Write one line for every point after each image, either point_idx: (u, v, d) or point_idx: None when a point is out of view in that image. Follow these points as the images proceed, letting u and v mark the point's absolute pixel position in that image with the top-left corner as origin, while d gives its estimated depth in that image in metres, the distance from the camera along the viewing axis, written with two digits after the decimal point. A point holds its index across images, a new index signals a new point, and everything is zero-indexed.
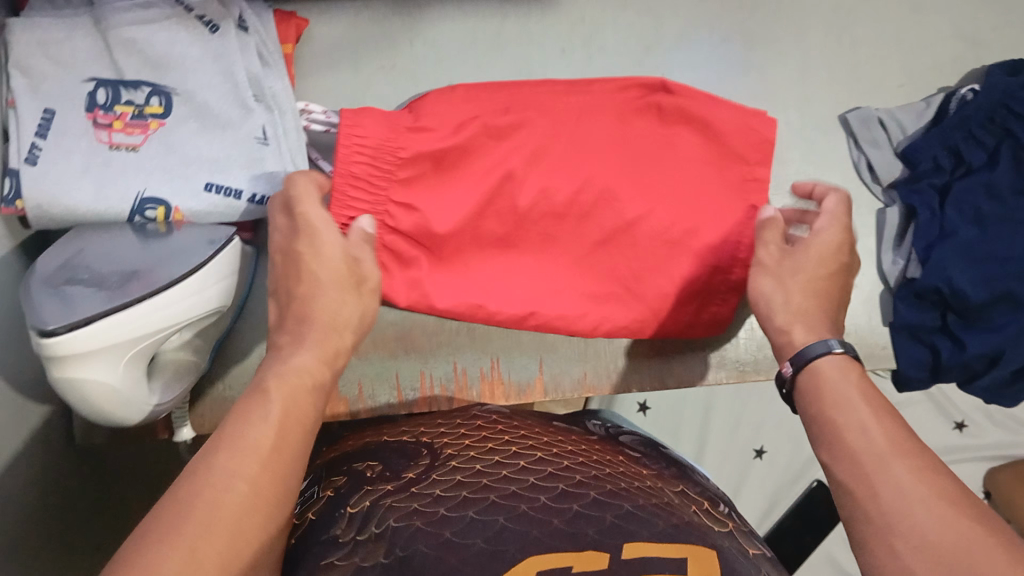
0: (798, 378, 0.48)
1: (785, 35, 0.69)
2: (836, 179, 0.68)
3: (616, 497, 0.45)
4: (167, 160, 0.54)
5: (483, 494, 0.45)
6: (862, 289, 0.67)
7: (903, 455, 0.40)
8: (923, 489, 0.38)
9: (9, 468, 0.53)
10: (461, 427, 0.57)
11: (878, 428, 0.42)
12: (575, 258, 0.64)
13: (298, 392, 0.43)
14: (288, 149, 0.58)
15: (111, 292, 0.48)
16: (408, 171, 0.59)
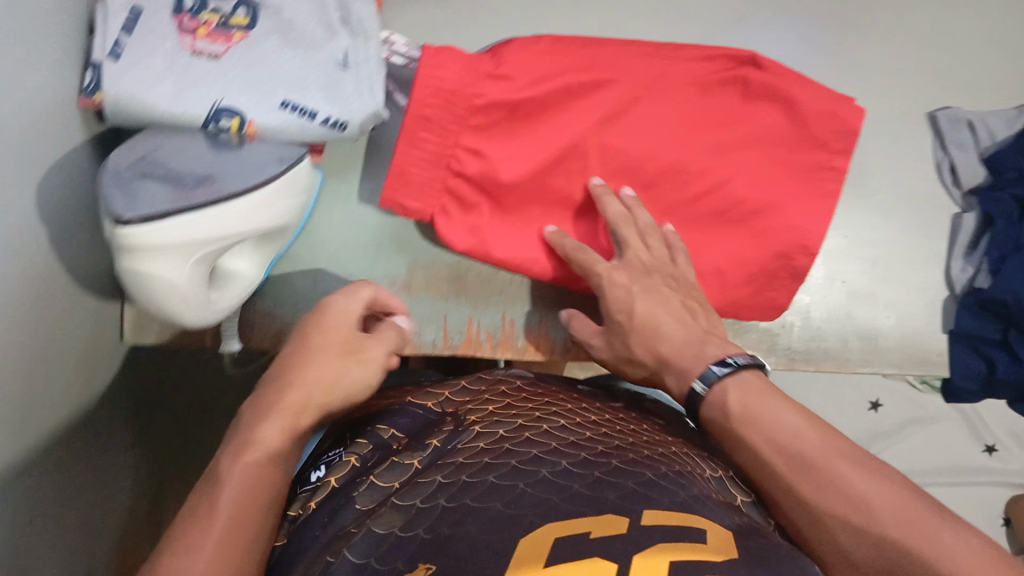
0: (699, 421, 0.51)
1: (882, 21, 0.67)
2: (915, 176, 0.66)
3: (640, 466, 0.44)
4: (248, 71, 0.55)
5: (504, 459, 0.44)
6: (926, 292, 0.66)
7: (806, 482, 0.44)
8: (846, 506, 0.42)
9: (62, 350, 0.54)
10: (485, 393, 0.56)
11: (771, 453, 0.46)
12: None
13: (272, 460, 0.43)
14: (367, 77, 0.59)
15: (181, 193, 0.52)
16: (481, 118, 0.59)
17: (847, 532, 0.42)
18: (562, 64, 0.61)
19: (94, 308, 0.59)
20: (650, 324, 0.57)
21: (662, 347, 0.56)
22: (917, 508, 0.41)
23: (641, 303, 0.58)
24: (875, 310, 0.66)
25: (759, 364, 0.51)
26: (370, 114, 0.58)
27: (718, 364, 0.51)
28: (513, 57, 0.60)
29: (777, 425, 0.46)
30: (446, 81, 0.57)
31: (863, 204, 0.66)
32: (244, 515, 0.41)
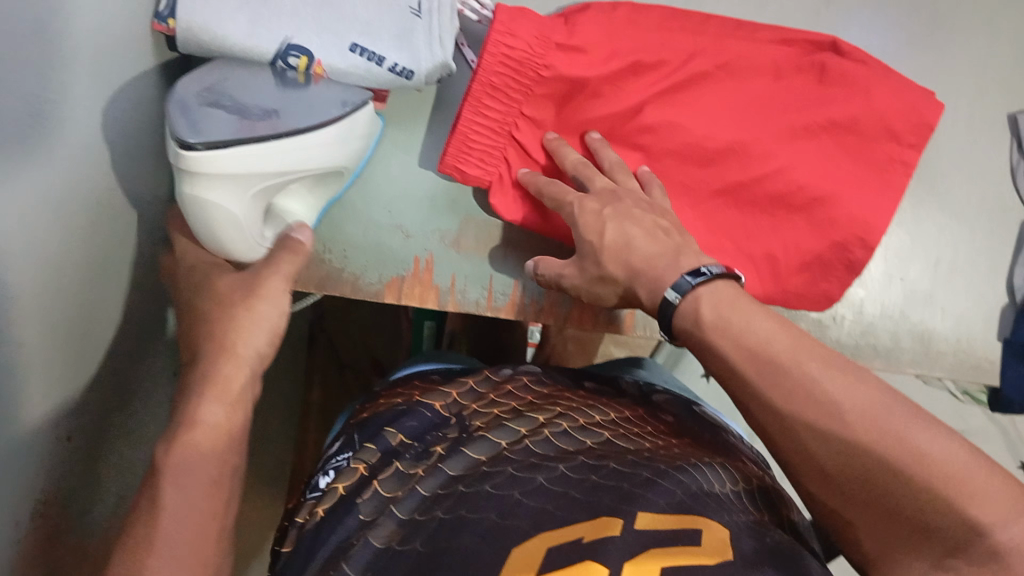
0: (671, 330, 0.50)
1: (970, 17, 0.65)
2: (986, 179, 0.65)
3: (635, 467, 0.45)
4: (321, 11, 0.55)
5: (501, 467, 0.45)
6: (985, 300, 0.64)
7: (774, 386, 0.43)
8: (815, 410, 0.41)
9: (117, 272, 0.53)
10: (493, 391, 0.57)
11: (738, 359, 0.45)
12: (692, 204, 0.61)
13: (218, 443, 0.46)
14: (438, 28, 0.57)
15: (245, 122, 0.51)
16: (544, 89, 0.58)
17: (817, 443, 0.41)
18: (640, 31, 0.60)
19: (147, 236, 0.58)
20: (622, 237, 0.54)
21: (631, 261, 0.53)
22: (883, 406, 0.40)
23: (613, 225, 0.54)
24: (932, 313, 0.64)
25: (732, 274, 0.49)
26: (438, 65, 0.57)
27: (687, 276, 0.49)
28: (589, 25, 0.58)
29: (743, 327, 0.45)
30: (517, 49, 0.56)
31: (930, 200, 0.64)
32: (202, 498, 0.44)
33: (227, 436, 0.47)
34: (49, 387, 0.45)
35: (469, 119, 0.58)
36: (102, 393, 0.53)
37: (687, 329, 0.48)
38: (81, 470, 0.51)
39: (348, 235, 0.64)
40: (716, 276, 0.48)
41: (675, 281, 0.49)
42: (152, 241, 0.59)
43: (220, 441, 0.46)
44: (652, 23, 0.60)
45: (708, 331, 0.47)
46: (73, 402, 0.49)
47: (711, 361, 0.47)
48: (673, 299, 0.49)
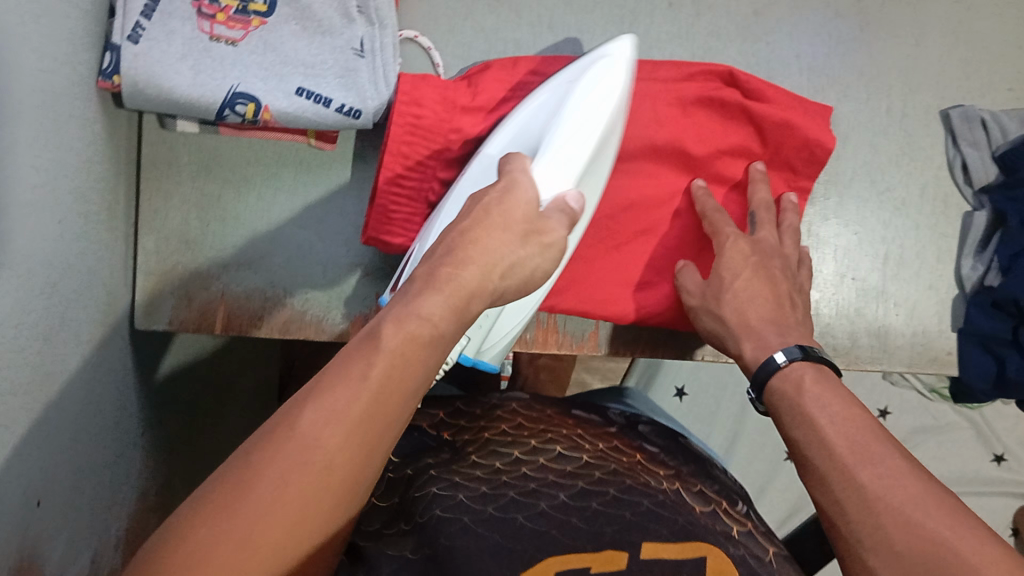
0: (764, 391, 0.52)
1: (904, 18, 0.67)
2: (928, 176, 0.66)
3: (634, 495, 0.46)
4: (265, 57, 0.57)
5: (503, 491, 0.46)
6: (937, 291, 0.66)
7: (864, 463, 0.42)
8: (899, 492, 0.39)
9: (77, 332, 0.53)
10: (483, 416, 0.58)
11: (835, 438, 0.44)
12: (617, 235, 0.63)
13: (412, 343, 0.38)
14: (382, 66, 0.59)
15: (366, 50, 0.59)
16: (453, 152, 0.60)
17: (887, 513, 0.39)
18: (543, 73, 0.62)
19: (108, 295, 0.58)
20: (747, 294, 0.57)
21: (748, 315, 0.56)
22: (962, 507, 0.38)
23: (748, 278, 0.58)
24: (887, 309, 0.66)
25: (837, 366, 0.51)
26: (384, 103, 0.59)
27: (799, 347, 0.51)
28: (491, 82, 0.60)
29: (847, 413, 0.45)
30: (424, 119, 0.58)
31: (875, 201, 0.66)
32: (384, 434, 0.36)
33: (439, 335, 0.40)
34: (15, 453, 0.44)
35: (386, 193, 0.59)
36: (72, 454, 0.53)
37: (776, 401, 0.50)
38: (54, 534, 0.50)
39: (315, 276, 0.64)
40: (821, 355, 0.51)
41: (775, 351, 0.52)
42: (114, 300, 0.59)
43: (412, 348, 0.38)
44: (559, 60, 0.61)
45: (808, 408, 0.47)
46: (42, 465, 0.48)
47: (795, 432, 0.47)
48: (778, 357, 0.51)
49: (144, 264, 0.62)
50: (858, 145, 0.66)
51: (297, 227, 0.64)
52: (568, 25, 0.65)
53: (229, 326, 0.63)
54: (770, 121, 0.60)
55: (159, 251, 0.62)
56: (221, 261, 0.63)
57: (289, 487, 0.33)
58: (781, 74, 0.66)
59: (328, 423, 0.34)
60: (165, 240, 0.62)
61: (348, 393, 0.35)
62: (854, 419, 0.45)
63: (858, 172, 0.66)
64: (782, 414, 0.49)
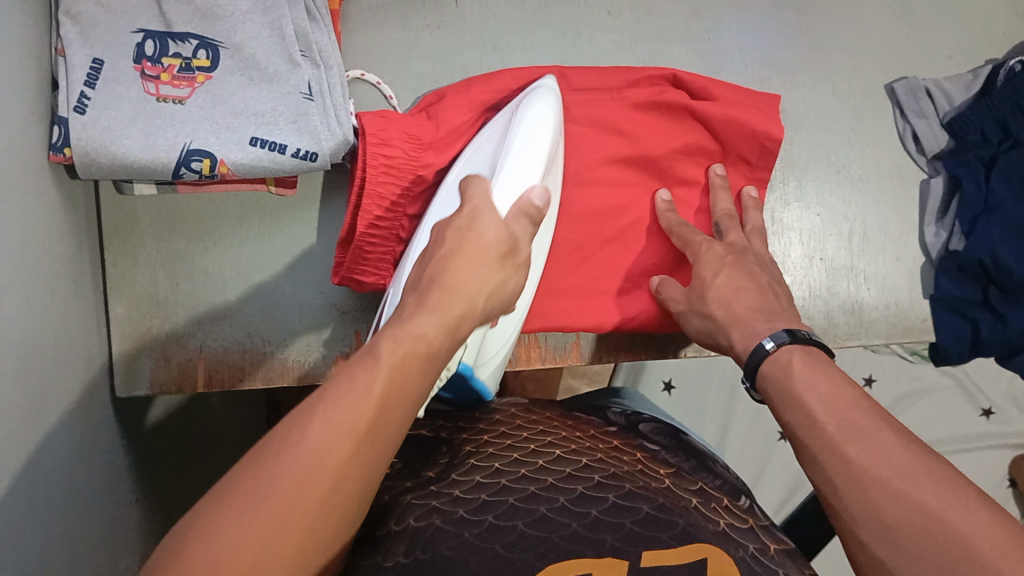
0: (756, 379, 0.51)
1: (838, 0, 0.68)
2: (882, 151, 0.67)
3: (634, 499, 0.45)
4: (215, 110, 0.57)
5: (501, 497, 0.45)
6: (905, 262, 0.66)
7: (853, 441, 0.42)
8: (889, 467, 0.40)
9: (57, 406, 0.52)
10: (478, 423, 0.57)
11: (825, 418, 0.44)
12: (587, 248, 0.63)
13: (408, 358, 0.40)
14: (332, 106, 0.60)
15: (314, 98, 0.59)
16: (418, 187, 0.61)
17: (880, 490, 0.39)
18: (498, 96, 0.62)
19: (84, 364, 0.57)
20: (729, 289, 0.57)
21: (735, 308, 0.56)
22: (950, 475, 0.38)
23: (727, 275, 0.58)
24: (856, 283, 0.66)
25: (828, 347, 0.51)
26: (340, 141, 0.59)
27: (786, 332, 0.51)
28: (451, 109, 0.61)
29: (837, 392, 0.46)
30: (396, 158, 0.58)
31: (834, 181, 0.67)
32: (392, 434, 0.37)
33: (431, 353, 0.42)
34: (10, 541, 0.44)
35: (365, 238, 0.59)
36: (65, 530, 0.52)
37: (769, 391, 0.50)
38: None
39: (294, 322, 0.64)
40: (817, 340, 0.51)
41: (761, 342, 0.52)
42: (91, 368, 0.58)
43: (407, 363, 0.40)
44: (510, 78, 0.62)
45: (800, 395, 0.47)
46: (35, 546, 0.47)
47: (787, 416, 0.47)
48: (767, 345, 0.51)
49: (118, 330, 0.62)
50: (809, 128, 0.67)
51: (267, 275, 0.64)
52: (511, 45, 0.66)
53: (211, 383, 0.63)
54: (721, 120, 0.62)
55: (130, 316, 0.62)
56: (194, 318, 0.63)
57: (309, 483, 0.33)
58: (726, 69, 0.67)
59: (336, 431, 0.35)
60: (136, 304, 0.62)
61: (350, 394, 0.36)
62: (839, 399, 0.45)
63: (815, 155, 0.67)
64: (774, 408, 0.49)
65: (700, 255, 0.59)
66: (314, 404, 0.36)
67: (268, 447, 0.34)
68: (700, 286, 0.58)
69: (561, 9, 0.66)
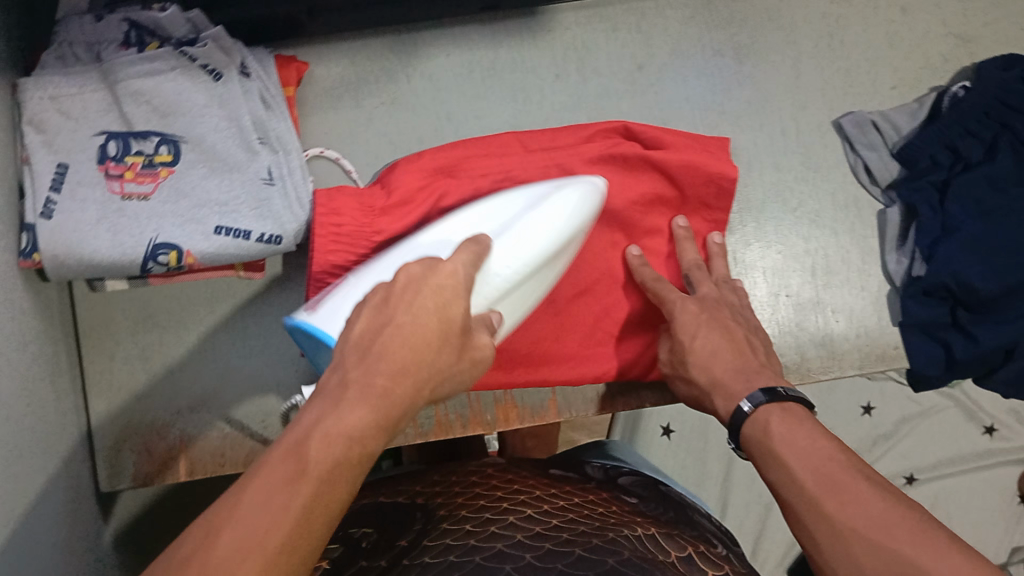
0: (740, 440, 0.50)
1: (777, 43, 0.70)
2: (836, 185, 0.69)
3: (601, 553, 0.46)
4: (180, 204, 0.58)
5: (469, 557, 0.46)
6: (869, 291, 0.67)
7: (830, 492, 0.42)
8: (869, 519, 0.40)
9: (38, 503, 0.52)
10: (455, 485, 0.58)
11: (803, 471, 0.44)
12: (553, 303, 0.63)
13: (339, 465, 0.36)
14: (293, 189, 0.61)
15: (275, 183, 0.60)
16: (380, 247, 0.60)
17: (861, 546, 0.39)
18: (454, 161, 0.63)
19: (66, 461, 0.58)
20: (709, 348, 0.56)
21: (715, 370, 0.55)
22: (925, 529, 0.39)
23: (704, 335, 0.57)
24: (825, 317, 0.67)
25: (809, 402, 0.50)
26: (302, 223, 0.60)
27: (764, 390, 0.50)
28: (404, 176, 0.61)
29: (812, 442, 0.45)
30: (344, 227, 0.59)
31: (792, 218, 0.68)
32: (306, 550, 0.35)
33: (364, 454, 0.38)
34: None
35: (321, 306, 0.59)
36: None
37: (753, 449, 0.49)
38: None
39: (273, 404, 0.65)
40: (801, 394, 0.50)
41: (739, 402, 0.51)
42: (73, 465, 0.59)
43: (339, 471, 0.36)
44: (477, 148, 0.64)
45: (779, 453, 0.46)
46: None
47: (771, 473, 0.46)
48: (744, 406, 0.50)
49: (99, 425, 0.62)
50: (763, 169, 0.68)
51: (242, 359, 0.65)
52: (464, 114, 0.67)
53: (194, 472, 0.63)
54: (676, 166, 0.63)
55: (111, 410, 0.63)
56: (173, 408, 0.63)
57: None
58: (676, 118, 0.68)
59: (242, 561, 0.33)
60: (116, 397, 0.63)
61: (256, 517, 0.34)
62: (814, 452, 0.45)
63: (769, 194, 0.68)
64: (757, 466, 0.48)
65: (677, 315, 0.59)
66: (227, 519, 0.34)
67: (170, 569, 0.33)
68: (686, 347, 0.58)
69: (509, 76, 0.68)
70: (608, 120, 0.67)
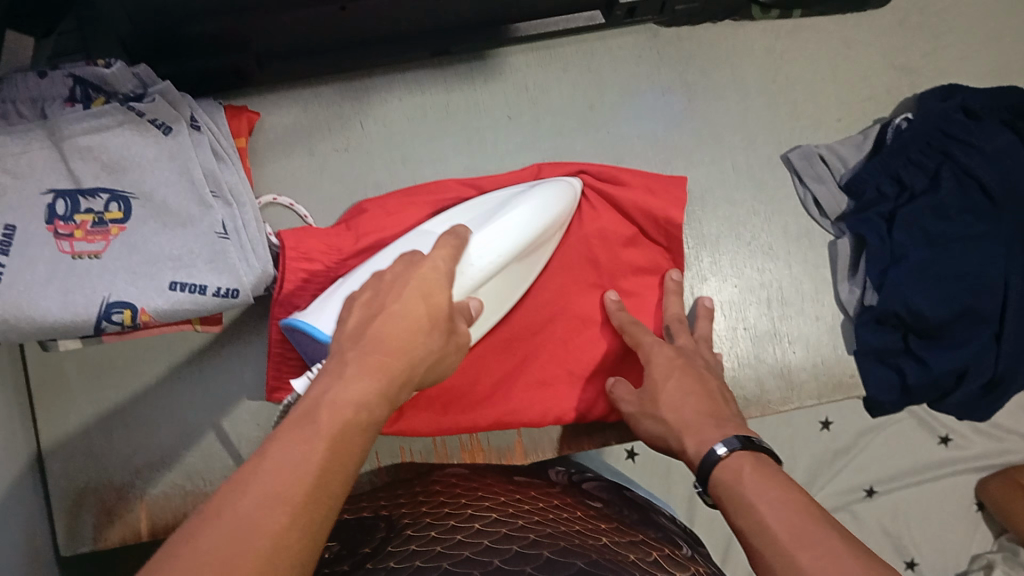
0: (709, 486, 0.47)
1: (723, 80, 0.71)
2: (788, 216, 0.70)
3: (568, 555, 0.46)
4: (131, 260, 0.57)
5: (436, 562, 0.45)
6: (825, 320, 0.68)
7: (804, 547, 0.38)
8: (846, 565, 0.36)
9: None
10: (420, 494, 0.58)
11: (779, 525, 0.40)
12: (515, 338, 0.64)
13: (350, 427, 0.36)
14: (248, 242, 0.60)
15: (229, 235, 0.60)
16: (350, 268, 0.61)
17: None
18: (413, 205, 0.63)
19: (20, 521, 0.56)
20: (682, 393, 0.54)
21: (685, 412, 0.53)
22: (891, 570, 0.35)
23: (677, 379, 0.56)
24: (783, 346, 0.67)
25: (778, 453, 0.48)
26: (259, 275, 0.60)
27: (739, 436, 0.48)
28: (368, 220, 0.62)
29: (791, 496, 0.42)
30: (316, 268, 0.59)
31: (745, 251, 0.69)
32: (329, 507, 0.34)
33: (367, 427, 0.38)
34: None
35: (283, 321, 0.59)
36: None
37: (722, 495, 0.46)
38: None
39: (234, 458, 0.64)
40: (772, 446, 0.48)
41: (711, 447, 0.48)
42: (29, 526, 0.58)
43: (349, 436, 0.36)
44: (426, 202, 0.64)
45: (749, 504, 0.43)
46: None
47: (739, 520, 0.43)
48: (719, 449, 0.48)
49: (56, 486, 0.61)
50: (715, 204, 0.69)
51: (201, 414, 0.64)
52: (421, 159, 0.68)
53: (156, 531, 0.62)
54: (631, 202, 0.64)
55: (67, 471, 0.61)
56: (131, 466, 0.62)
57: (244, 546, 0.30)
58: (628, 155, 0.69)
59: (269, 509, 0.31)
60: (72, 461, 0.62)
61: (274, 469, 0.33)
62: (778, 502, 0.42)
63: (724, 229, 0.69)
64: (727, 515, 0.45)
65: (652, 358, 0.58)
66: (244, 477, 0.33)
67: (189, 528, 0.31)
68: (657, 388, 0.56)
69: (463, 118, 0.69)
70: (562, 160, 0.68)
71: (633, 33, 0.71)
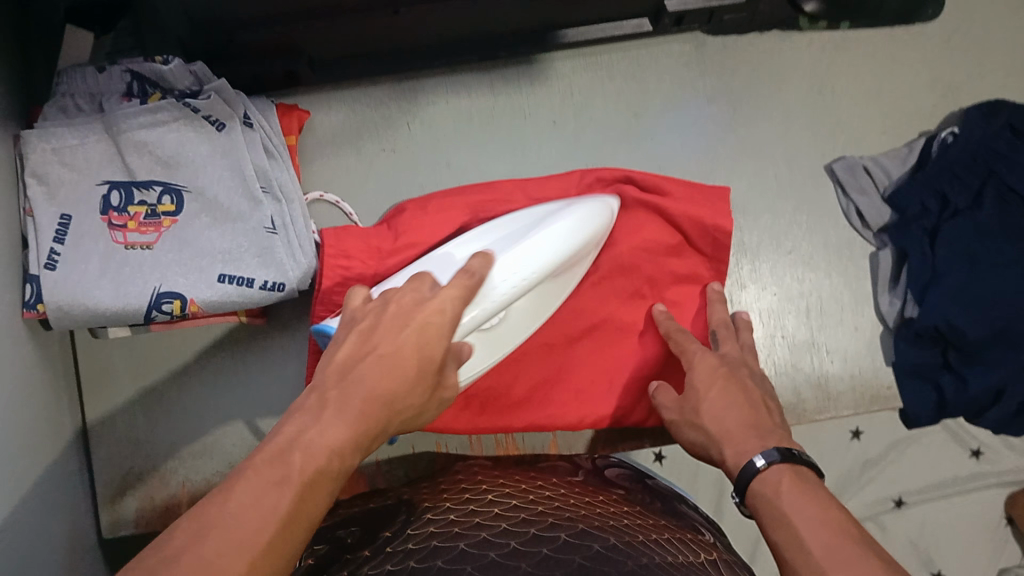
0: (745, 497, 0.48)
1: (766, 90, 0.71)
2: (828, 229, 0.70)
3: (587, 538, 0.47)
4: (181, 254, 0.58)
5: (453, 543, 0.46)
6: (863, 331, 0.69)
7: (836, 562, 0.39)
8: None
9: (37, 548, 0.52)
10: (439, 484, 0.59)
11: (813, 540, 0.41)
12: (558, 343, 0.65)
13: (321, 478, 0.36)
14: (296, 238, 0.61)
15: (278, 230, 0.60)
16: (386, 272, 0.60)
17: None
18: (460, 206, 0.64)
19: (68, 508, 0.58)
20: (725, 403, 0.55)
21: (727, 423, 0.53)
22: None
23: (720, 388, 0.56)
24: (820, 358, 0.69)
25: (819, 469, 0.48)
26: (305, 270, 0.60)
27: (779, 449, 0.48)
28: (410, 221, 0.62)
29: (825, 514, 0.43)
30: (353, 269, 0.59)
31: (785, 261, 0.69)
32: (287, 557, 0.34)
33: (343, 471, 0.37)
34: None
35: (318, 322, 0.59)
36: None
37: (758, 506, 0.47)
38: None
39: None
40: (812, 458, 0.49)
41: (749, 459, 0.49)
42: (76, 513, 0.59)
43: (319, 483, 0.36)
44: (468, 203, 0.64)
45: (785, 519, 0.44)
46: None
47: (774, 533, 0.44)
48: (756, 461, 0.48)
49: (103, 472, 0.63)
50: (755, 215, 0.70)
51: (245, 405, 0.65)
52: (466, 163, 0.68)
53: None
54: (680, 214, 0.64)
55: (113, 457, 0.63)
56: (175, 454, 0.64)
57: None
58: (670, 164, 0.70)
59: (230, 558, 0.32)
60: (117, 449, 0.64)
61: (238, 515, 0.33)
62: (813, 517, 0.42)
63: (764, 238, 0.69)
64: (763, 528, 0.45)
65: (695, 364, 0.58)
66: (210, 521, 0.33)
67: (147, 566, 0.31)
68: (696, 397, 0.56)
69: (507, 122, 0.69)
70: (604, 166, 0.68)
71: (679, 42, 0.71)
